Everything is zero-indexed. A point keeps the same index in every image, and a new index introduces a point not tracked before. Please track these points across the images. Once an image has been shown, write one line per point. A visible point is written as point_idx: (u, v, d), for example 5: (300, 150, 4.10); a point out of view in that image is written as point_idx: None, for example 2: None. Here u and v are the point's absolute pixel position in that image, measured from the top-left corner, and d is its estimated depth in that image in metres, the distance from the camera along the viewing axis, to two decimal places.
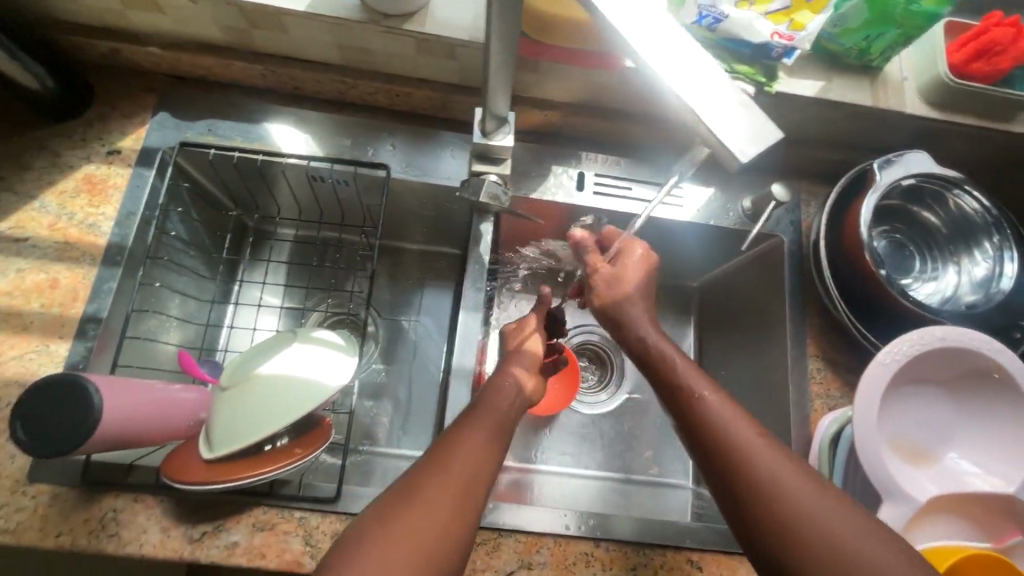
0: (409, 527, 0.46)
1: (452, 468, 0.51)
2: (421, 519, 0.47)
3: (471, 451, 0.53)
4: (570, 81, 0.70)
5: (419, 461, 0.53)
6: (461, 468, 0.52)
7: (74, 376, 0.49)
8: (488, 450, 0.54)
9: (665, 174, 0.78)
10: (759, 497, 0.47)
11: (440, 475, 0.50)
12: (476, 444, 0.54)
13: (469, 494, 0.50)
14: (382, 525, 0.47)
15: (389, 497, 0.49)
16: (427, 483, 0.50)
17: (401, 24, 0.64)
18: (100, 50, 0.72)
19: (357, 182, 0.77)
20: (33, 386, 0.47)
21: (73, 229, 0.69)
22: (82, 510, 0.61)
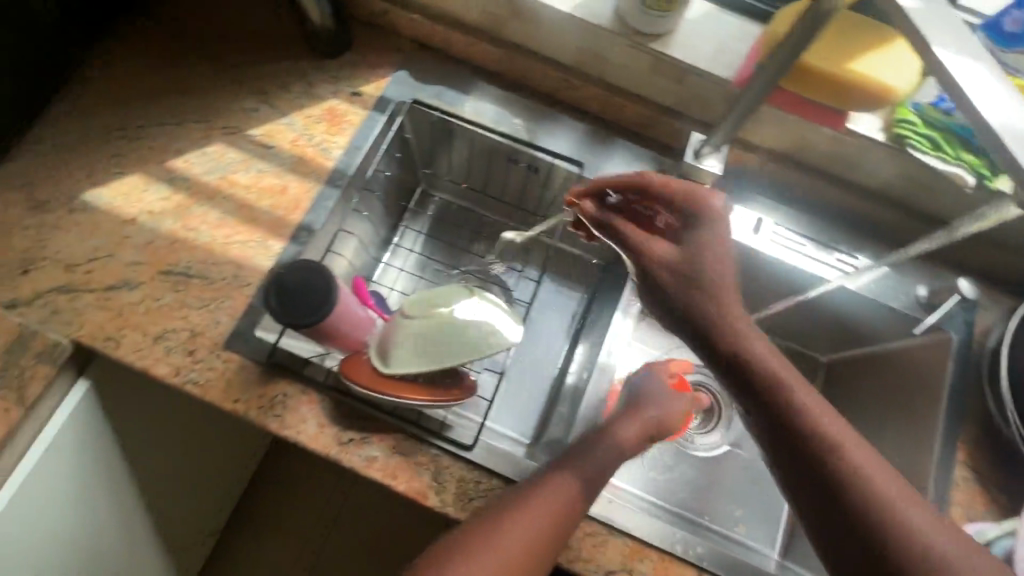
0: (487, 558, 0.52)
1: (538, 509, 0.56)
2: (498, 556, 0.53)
3: (560, 495, 0.58)
4: (782, 130, 0.74)
5: (517, 490, 0.58)
6: (542, 513, 0.56)
7: (326, 271, 0.56)
8: (575, 501, 0.58)
9: (840, 241, 0.79)
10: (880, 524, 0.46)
11: (526, 515, 0.55)
12: (568, 488, 0.58)
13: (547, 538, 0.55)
14: (467, 546, 0.53)
15: (480, 518, 0.56)
16: (513, 516, 0.55)
17: (648, 41, 0.70)
18: (372, 8, 0.84)
19: (547, 173, 0.83)
20: (295, 265, 0.55)
21: (310, 148, 0.79)
22: (259, 386, 0.68)
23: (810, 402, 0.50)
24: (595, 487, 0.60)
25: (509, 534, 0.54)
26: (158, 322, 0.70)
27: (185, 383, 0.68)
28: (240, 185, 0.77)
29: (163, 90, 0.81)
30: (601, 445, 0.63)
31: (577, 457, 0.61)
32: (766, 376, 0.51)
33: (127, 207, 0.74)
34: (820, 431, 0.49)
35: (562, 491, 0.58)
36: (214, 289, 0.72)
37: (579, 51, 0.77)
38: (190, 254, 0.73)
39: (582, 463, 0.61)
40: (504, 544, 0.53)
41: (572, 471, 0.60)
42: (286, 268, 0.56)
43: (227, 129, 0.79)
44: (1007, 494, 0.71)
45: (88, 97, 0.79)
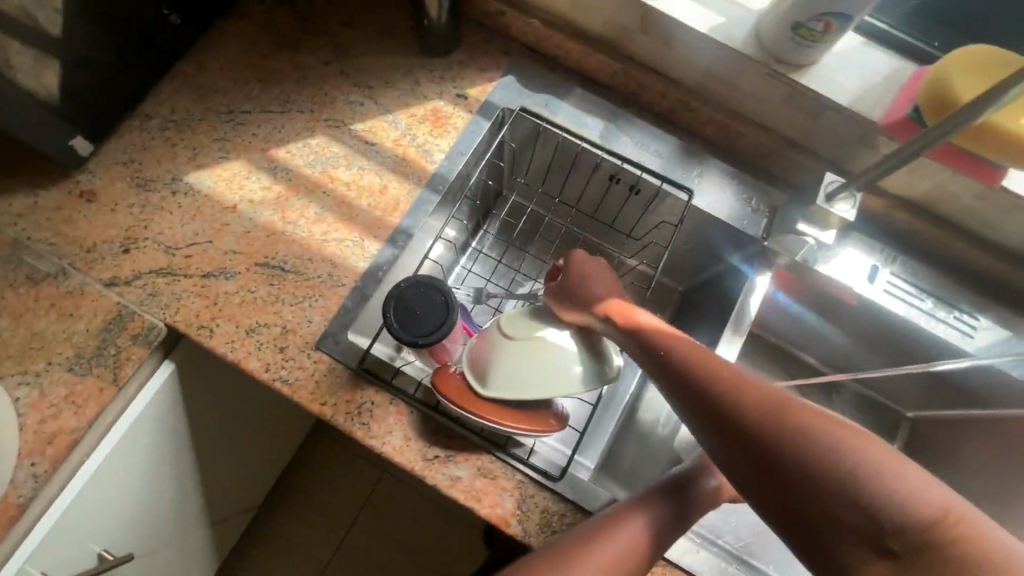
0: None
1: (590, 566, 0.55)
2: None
3: (611, 552, 0.56)
4: (918, 178, 0.69)
5: (581, 528, 0.58)
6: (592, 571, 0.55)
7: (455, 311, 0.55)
8: (623, 562, 0.57)
9: (959, 299, 0.74)
10: (786, 450, 0.43)
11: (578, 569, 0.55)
12: (621, 548, 0.57)
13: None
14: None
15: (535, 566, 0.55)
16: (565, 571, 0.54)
17: (788, 71, 0.66)
18: (486, 7, 0.80)
19: (651, 197, 0.79)
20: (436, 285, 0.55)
21: (411, 149, 0.77)
22: (347, 391, 0.67)
23: (800, 462, 0.43)
24: (647, 550, 0.58)
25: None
26: (252, 314, 0.69)
27: (275, 380, 0.67)
28: (340, 180, 0.75)
29: (270, 77, 0.80)
30: (649, 507, 0.60)
31: (627, 517, 0.59)
32: (751, 429, 0.46)
33: (228, 193, 0.73)
34: (690, 376, 0.52)
35: (612, 552, 0.56)
36: (309, 286, 0.70)
37: (704, 74, 0.73)
38: (287, 247, 0.72)
39: (632, 522, 0.59)
40: None
41: (622, 531, 0.58)
42: (427, 281, 0.56)
43: (330, 122, 0.78)
44: None
45: (197, 78, 0.79)
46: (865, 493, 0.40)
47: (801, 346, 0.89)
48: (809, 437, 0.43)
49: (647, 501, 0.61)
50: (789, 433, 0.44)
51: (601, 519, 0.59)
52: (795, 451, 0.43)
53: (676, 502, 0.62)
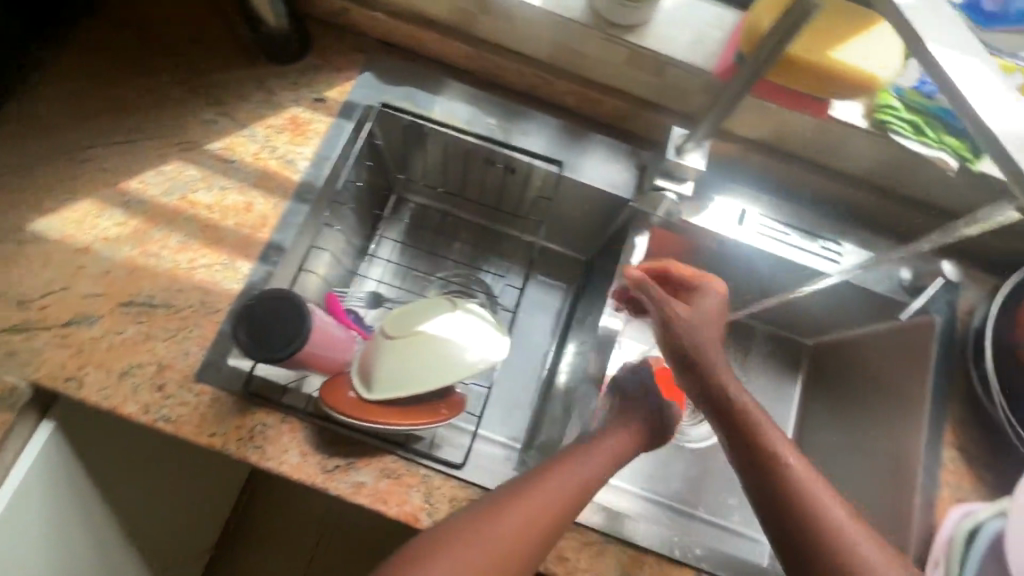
0: (476, 553, 0.50)
1: (530, 508, 0.54)
2: (490, 550, 0.51)
3: (555, 493, 0.55)
4: (763, 119, 0.72)
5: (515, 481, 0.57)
6: (535, 512, 0.54)
7: (306, 329, 0.52)
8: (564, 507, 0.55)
9: (820, 228, 0.78)
10: (783, 482, 0.52)
11: (519, 512, 0.53)
12: (564, 489, 0.56)
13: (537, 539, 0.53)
14: (457, 541, 0.51)
15: (471, 513, 0.53)
16: (503, 515, 0.53)
17: (623, 34, 0.67)
18: (330, 6, 0.79)
19: (525, 174, 0.80)
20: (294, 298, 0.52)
21: (273, 161, 0.75)
22: (236, 418, 0.65)
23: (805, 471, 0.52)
24: (589, 489, 0.58)
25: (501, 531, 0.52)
26: (123, 357, 0.66)
27: (157, 420, 0.64)
28: (201, 204, 0.72)
29: (112, 107, 0.75)
30: (596, 450, 0.61)
31: (570, 460, 0.59)
32: (766, 450, 0.53)
33: (80, 235, 0.69)
34: (730, 399, 0.56)
35: (557, 491, 0.56)
36: (182, 317, 0.68)
37: (551, 46, 0.73)
38: (152, 281, 0.69)
39: (584, 464, 0.59)
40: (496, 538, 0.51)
41: (566, 470, 0.58)
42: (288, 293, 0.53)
43: (184, 145, 0.74)
44: (994, 473, 0.71)
45: (29, 118, 0.74)
46: (828, 495, 0.51)
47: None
48: (801, 473, 0.52)
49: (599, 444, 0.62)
50: (789, 456, 0.53)
51: (547, 462, 0.58)
52: (814, 495, 0.51)
53: (611, 440, 0.63)
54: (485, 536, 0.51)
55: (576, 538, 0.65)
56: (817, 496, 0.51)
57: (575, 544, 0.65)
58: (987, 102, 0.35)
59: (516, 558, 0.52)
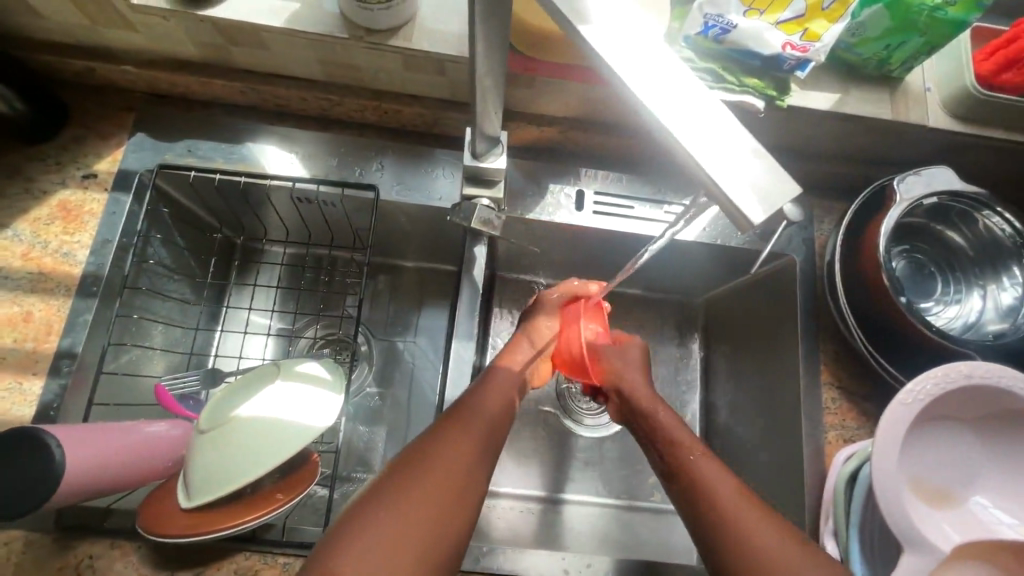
0: (414, 500, 0.47)
1: (453, 445, 0.53)
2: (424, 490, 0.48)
3: (474, 431, 0.55)
4: (568, 97, 0.67)
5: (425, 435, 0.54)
6: (460, 448, 0.53)
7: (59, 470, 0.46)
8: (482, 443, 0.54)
9: (664, 191, 0.74)
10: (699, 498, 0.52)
11: (447, 452, 0.52)
12: (481, 422, 0.56)
13: (470, 473, 0.51)
14: (388, 498, 0.47)
15: (400, 466, 0.51)
16: (430, 461, 0.50)
17: (384, 39, 0.60)
18: (74, 69, 0.69)
19: (344, 204, 0.73)
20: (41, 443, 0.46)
21: (47, 258, 0.66)
22: (56, 558, 0.58)
23: (690, 444, 0.57)
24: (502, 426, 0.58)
25: (431, 471, 0.50)
26: None
27: None
28: None
29: None
30: (501, 377, 0.63)
31: (479, 398, 0.59)
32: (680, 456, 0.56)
33: None
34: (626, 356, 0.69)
35: (476, 424, 0.55)
36: None
37: (322, 64, 0.66)
38: None
39: (492, 396, 0.60)
40: (424, 481, 0.49)
41: (478, 407, 0.58)
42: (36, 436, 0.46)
43: None
44: (875, 403, 0.70)
45: None
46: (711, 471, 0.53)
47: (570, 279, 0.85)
48: (713, 483, 0.52)
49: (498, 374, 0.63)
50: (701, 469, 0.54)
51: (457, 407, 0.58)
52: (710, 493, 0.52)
53: (503, 367, 0.65)
54: (418, 479, 0.49)
55: None
56: (702, 465, 0.54)
57: None
58: (648, 86, 0.31)
59: (455, 496, 0.49)
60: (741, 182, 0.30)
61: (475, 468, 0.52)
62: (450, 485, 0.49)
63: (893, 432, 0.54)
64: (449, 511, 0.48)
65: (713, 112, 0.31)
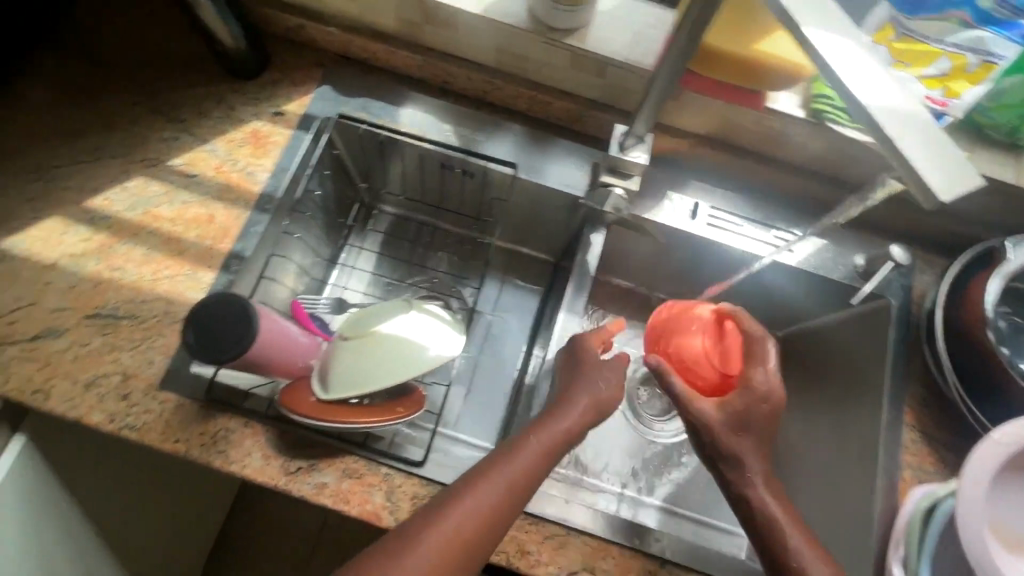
0: (444, 541, 0.52)
1: (495, 488, 0.55)
2: (459, 533, 0.53)
3: (515, 475, 0.56)
4: (708, 115, 0.74)
5: (479, 463, 0.58)
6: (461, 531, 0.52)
7: (239, 349, 0.53)
8: (530, 477, 0.57)
9: (774, 219, 0.80)
10: None
11: (484, 495, 0.55)
12: (526, 465, 0.57)
13: (506, 513, 0.55)
14: (425, 529, 0.53)
15: (439, 502, 0.55)
16: (472, 498, 0.54)
17: (562, 37, 0.70)
18: (287, 24, 0.81)
19: (484, 177, 0.82)
20: (251, 322, 0.54)
21: (235, 174, 0.77)
22: (199, 424, 0.66)
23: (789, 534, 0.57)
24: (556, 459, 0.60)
25: (467, 514, 0.53)
26: (89, 368, 0.68)
27: (122, 428, 0.66)
28: (164, 218, 0.74)
29: (75, 128, 0.77)
30: (533, 440, 0.59)
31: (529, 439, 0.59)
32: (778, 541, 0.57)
33: (46, 252, 0.72)
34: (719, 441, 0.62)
35: (482, 506, 0.54)
36: (145, 328, 0.70)
37: (498, 51, 0.75)
38: (116, 294, 0.71)
39: (512, 466, 0.57)
40: (464, 515, 0.53)
41: (491, 482, 0.56)
42: (256, 315, 0.54)
43: (147, 162, 0.77)
44: (953, 452, 0.72)
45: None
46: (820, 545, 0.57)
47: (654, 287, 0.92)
48: None
49: (559, 413, 0.62)
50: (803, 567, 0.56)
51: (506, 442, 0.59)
52: None
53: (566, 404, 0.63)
54: (457, 520, 0.53)
55: (536, 532, 0.66)
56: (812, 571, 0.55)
57: (536, 538, 0.66)
58: (856, 80, 0.37)
59: (486, 534, 0.54)
60: (930, 165, 0.35)
61: (510, 512, 0.55)
62: (483, 531, 0.53)
63: (984, 466, 0.57)
64: (480, 545, 0.53)
65: (910, 104, 0.37)
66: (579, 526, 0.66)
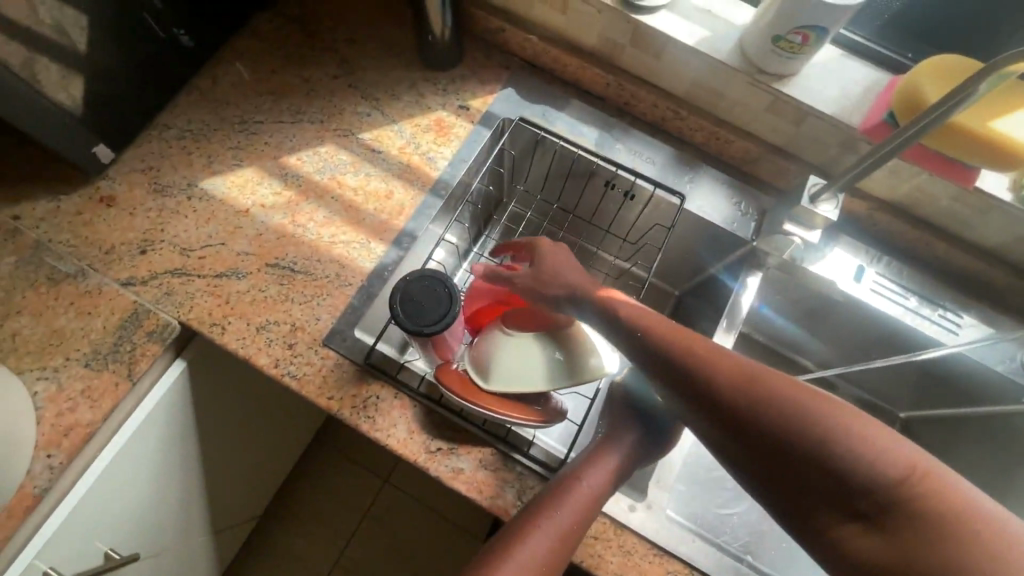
0: (536, 547, 0.56)
1: (574, 498, 0.60)
2: (547, 539, 0.57)
3: (589, 487, 0.61)
4: (899, 180, 0.73)
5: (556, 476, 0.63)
6: (523, 567, 0.55)
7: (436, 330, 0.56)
8: (603, 488, 0.62)
9: (943, 296, 0.77)
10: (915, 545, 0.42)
11: (564, 504, 0.59)
12: (597, 478, 0.62)
13: (583, 520, 0.59)
14: (515, 537, 0.57)
15: (525, 512, 0.59)
16: (554, 507, 0.59)
17: (771, 81, 0.70)
18: (487, 26, 0.85)
19: (647, 203, 0.83)
20: (453, 310, 0.57)
21: (416, 157, 0.81)
22: (353, 386, 0.69)
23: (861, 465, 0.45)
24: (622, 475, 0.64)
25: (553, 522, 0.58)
26: (262, 313, 0.72)
27: (284, 375, 0.69)
28: (348, 187, 0.79)
29: (282, 90, 0.83)
30: (586, 479, 0.62)
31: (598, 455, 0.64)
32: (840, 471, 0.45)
33: (241, 198, 0.77)
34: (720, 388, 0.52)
35: (542, 546, 0.56)
36: (317, 286, 0.73)
37: (695, 83, 0.77)
38: (295, 249, 0.75)
39: (569, 506, 0.59)
40: (551, 523, 0.58)
41: (552, 520, 0.58)
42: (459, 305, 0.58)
43: (339, 131, 0.82)
44: None
45: (214, 91, 0.83)
46: (892, 435, 0.46)
47: (776, 337, 0.91)
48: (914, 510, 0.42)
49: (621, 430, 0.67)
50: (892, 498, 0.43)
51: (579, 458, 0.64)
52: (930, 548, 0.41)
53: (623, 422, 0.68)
54: (543, 527, 0.57)
55: (659, 564, 0.65)
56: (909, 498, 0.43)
57: (658, 570, 0.65)
58: None
59: (570, 540, 0.58)
60: None
61: (587, 520, 0.60)
62: (566, 539, 0.58)
63: None
64: (563, 550, 0.57)
65: None
66: (704, 570, 0.65)
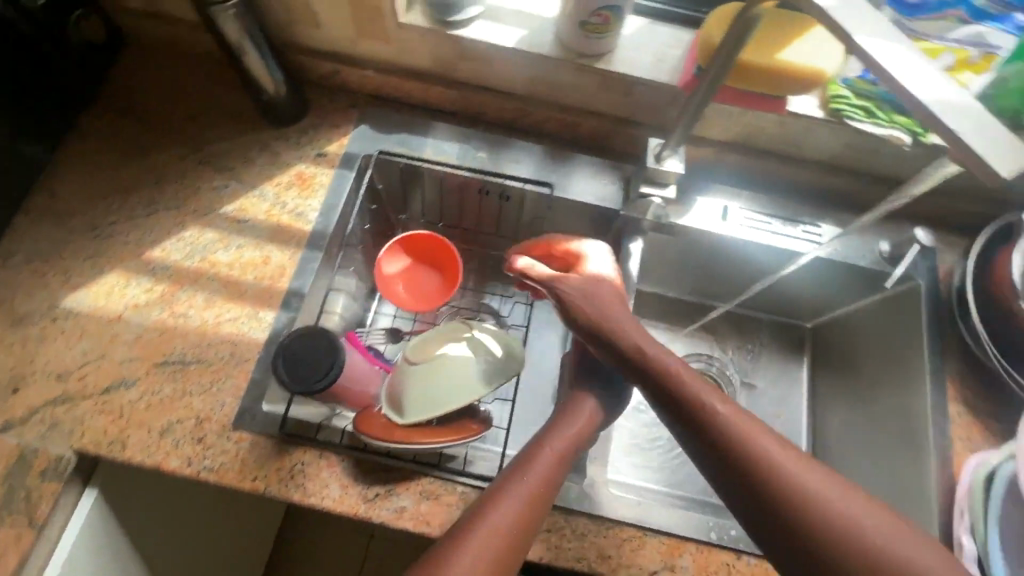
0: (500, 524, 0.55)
1: (535, 470, 0.59)
2: (512, 515, 0.56)
3: (551, 458, 0.61)
4: (731, 121, 0.79)
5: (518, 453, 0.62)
6: (491, 549, 0.54)
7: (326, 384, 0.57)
8: (564, 456, 0.62)
9: (799, 213, 0.84)
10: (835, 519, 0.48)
11: (527, 478, 0.59)
12: (557, 447, 0.62)
13: (548, 491, 0.59)
14: (481, 517, 0.55)
15: (490, 492, 0.58)
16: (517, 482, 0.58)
17: (592, 62, 0.75)
18: (322, 71, 0.86)
19: (522, 201, 0.86)
20: (338, 361, 0.58)
21: (284, 216, 0.80)
22: (274, 460, 0.68)
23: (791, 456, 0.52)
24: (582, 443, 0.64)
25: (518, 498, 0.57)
26: (162, 415, 0.69)
27: (200, 471, 0.67)
28: (221, 264, 0.77)
29: (129, 185, 0.80)
30: (547, 449, 0.61)
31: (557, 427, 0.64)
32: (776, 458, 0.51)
33: (111, 305, 0.74)
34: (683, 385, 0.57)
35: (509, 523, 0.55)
36: (214, 371, 0.71)
37: (531, 79, 0.81)
38: (182, 340, 0.72)
39: (531, 481, 0.58)
40: (514, 499, 0.57)
41: (516, 495, 0.57)
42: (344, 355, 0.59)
43: (199, 211, 0.80)
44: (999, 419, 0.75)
45: (54, 205, 0.79)
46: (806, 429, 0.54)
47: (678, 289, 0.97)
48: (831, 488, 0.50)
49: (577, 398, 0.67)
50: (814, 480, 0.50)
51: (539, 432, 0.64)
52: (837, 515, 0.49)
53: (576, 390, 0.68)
54: (508, 504, 0.56)
55: (614, 535, 0.67)
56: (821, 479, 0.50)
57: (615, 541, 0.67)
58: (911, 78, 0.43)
59: (535, 515, 0.57)
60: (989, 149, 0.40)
61: (551, 490, 0.59)
62: (532, 512, 0.57)
63: None
64: (530, 523, 0.56)
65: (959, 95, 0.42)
66: (656, 527, 0.67)
